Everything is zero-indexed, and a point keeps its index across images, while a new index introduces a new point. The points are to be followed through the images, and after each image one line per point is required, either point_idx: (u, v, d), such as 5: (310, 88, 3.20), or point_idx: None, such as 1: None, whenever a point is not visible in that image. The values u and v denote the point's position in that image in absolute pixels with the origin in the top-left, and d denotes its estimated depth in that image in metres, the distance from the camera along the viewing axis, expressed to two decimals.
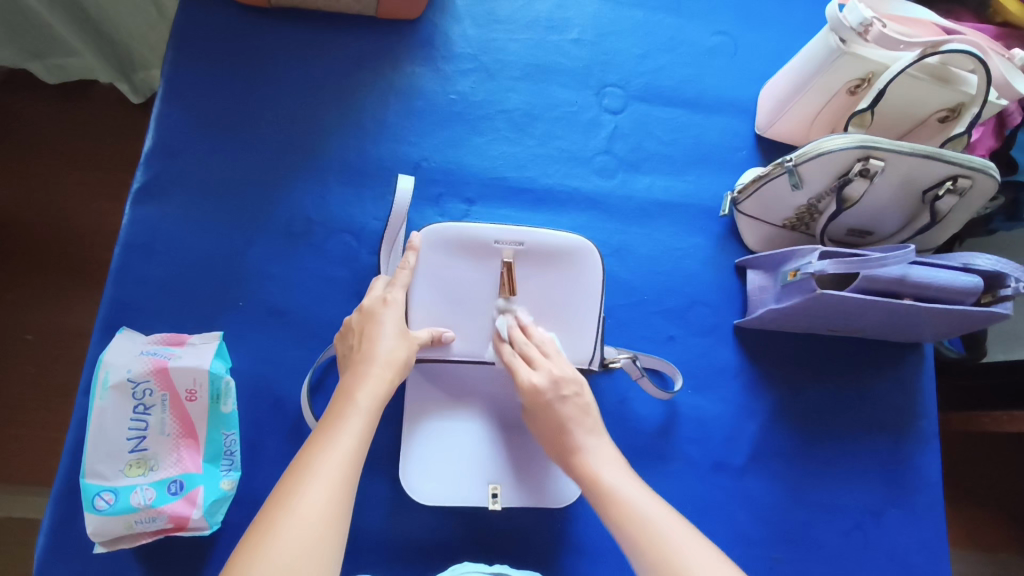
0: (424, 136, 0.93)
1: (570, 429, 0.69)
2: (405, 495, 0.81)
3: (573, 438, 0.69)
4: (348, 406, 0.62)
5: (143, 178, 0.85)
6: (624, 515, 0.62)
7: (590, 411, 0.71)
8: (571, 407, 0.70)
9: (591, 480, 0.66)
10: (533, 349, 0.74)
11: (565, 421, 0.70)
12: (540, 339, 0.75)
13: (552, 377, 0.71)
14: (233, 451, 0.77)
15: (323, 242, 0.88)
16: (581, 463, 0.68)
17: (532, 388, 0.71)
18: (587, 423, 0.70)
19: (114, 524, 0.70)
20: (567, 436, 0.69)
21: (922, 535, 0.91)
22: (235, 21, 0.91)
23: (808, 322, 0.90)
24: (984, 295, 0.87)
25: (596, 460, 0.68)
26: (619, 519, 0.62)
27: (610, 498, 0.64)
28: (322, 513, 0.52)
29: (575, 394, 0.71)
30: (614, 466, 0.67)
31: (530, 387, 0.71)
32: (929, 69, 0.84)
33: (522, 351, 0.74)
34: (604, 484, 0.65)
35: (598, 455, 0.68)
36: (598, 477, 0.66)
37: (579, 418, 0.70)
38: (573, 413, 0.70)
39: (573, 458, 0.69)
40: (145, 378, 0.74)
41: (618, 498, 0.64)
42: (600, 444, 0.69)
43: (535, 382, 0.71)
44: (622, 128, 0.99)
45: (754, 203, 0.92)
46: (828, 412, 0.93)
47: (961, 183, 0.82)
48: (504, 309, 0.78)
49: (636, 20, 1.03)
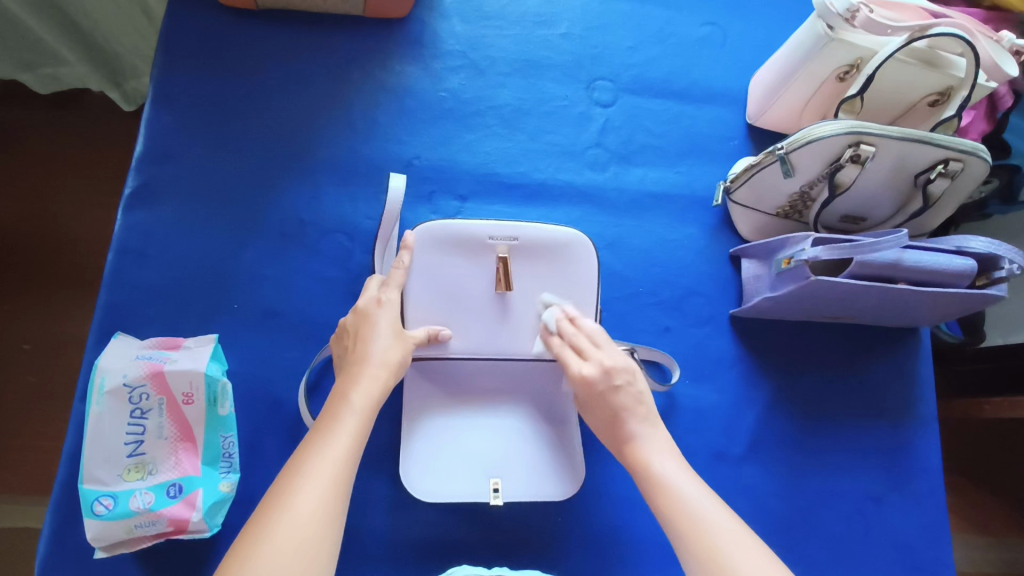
0: (416, 134, 0.93)
1: (624, 418, 0.67)
2: (405, 492, 0.81)
3: (626, 427, 0.67)
4: (342, 406, 0.62)
5: (135, 183, 0.85)
6: (679, 514, 0.60)
7: (644, 399, 0.69)
8: (624, 397, 0.68)
9: (643, 470, 0.65)
10: (584, 340, 0.72)
11: (619, 410, 0.68)
12: (589, 330, 0.73)
13: (604, 368, 0.69)
14: (231, 453, 0.77)
15: (316, 243, 0.88)
16: (635, 451, 0.66)
17: (583, 378, 0.69)
18: (640, 413, 0.68)
19: (113, 529, 0.70)
20: (619, 424, 0.67)
21: (924, 520, 0.91)
22: (223, 24, 0.91)
23: (803, 310, 0.90)
24: (979, 278, 0.86)
25: (652, 451, 0.66)
26: (673, 511, 0.61)
27: (664, 491, 0.62)
28: (316, 513, 0.52)
29: (627, 383, 0.69)
30: (669, 457, 0.65)
31: (581, 379, 0.69)
32: (917, 54, 0.84)
33: (572, 342, 0.73)
34: (658, 473, 0.64)
35: (653, 444, 0.66)
36: (652, 465, 0.64)
37: (632, 408, 0.68)
38: (626, 403, 0.68)
39: (625, 443, 0.67)
40: (141, 382, 0.74)
41: (672, 492, 0.62)
42: (657, 432, 0.67)
43: (586, 373, 0.69)
44: (613, 121, 0.99)
45: (747, 192, 0.92)
46: (826, 400, 0.93)
47: (953, 166, 0.82)
48: (548, 304, 0.79)
49: (624, 13, 1.03)
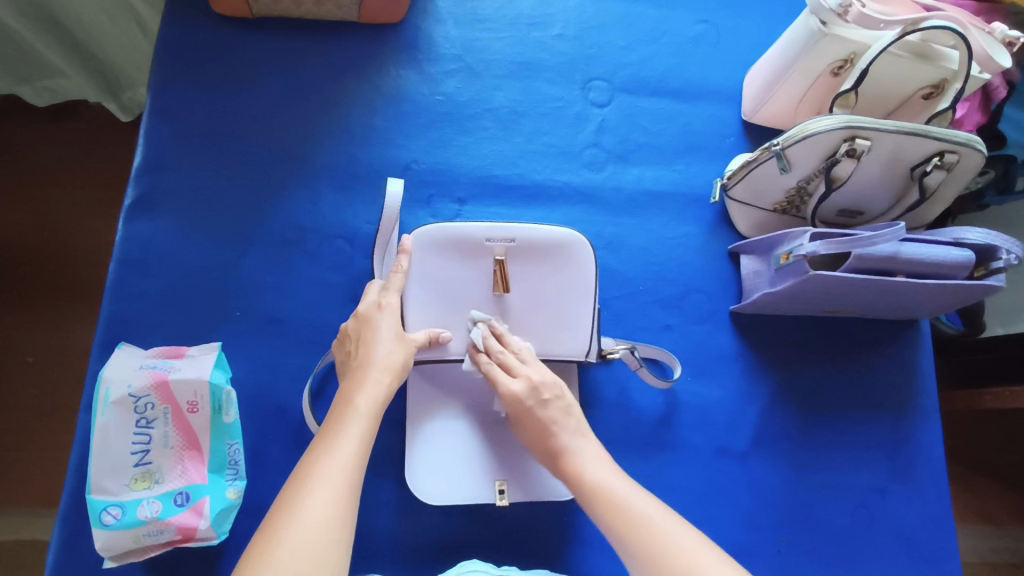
0: (414, 138, 0.93)
1: (555, 431, 0.71)
2: (412, 496, 0.81)
3: (558, 440, 0.71)
4: (347, 411, 0.63)
5: (135, 193, 0.85)
6: (612, 514, 0.63)
7: (572, 412, 0.74)
8: (552, 411, 0.72)
9: (576, 477, 0.68)
10: (511, 358, 0.76)
11: (549, 424, 0.72)
12: (517, 346, 0.77)
13: (532, 383, 0.73)
14: (237, 460, 0.77)
15: (317, 249, 0.88)
16: (570, 462, 0.70)
17: (513, 396, 0.73)
18: (570, 425, 0.72)
19: (121, 539, 0.70)
20: (551, 438, 0.71)
21: (927, 511, 0.91)
22: (218, 33, 0.92)
23: (803, 305, 0.90)
24: (977, 268, 0.87)
25: (586, 460, 0.69)
26: (605, 510, 0.64)
27: (595, 493, 0.66)
28: (328, 518, 0.52)
29: (556, 397, 0.73)
30: (600, 464, 0.69)
31: (513, 396, 0.73)
32: (911, 47, 0.84)
33: (500, 359, 0.75)
34: (588, 480, 0.67)
35: (586, 453, 0.70)
36: (584, 473, 0.68)
37: (562, 420, 0.72)
38: (556, 416, 0.72)
39: (561, 460, 0.70)
40: (146, 392, 0.75)
41: (604, 492, 0.66)
42: (586, 442, 0.72)
43: (516, 390, 0.73)
44: (610, 121, 0.99)
45: (744, 188, 0.93)
46: (828, 393, 0.94)
47: (947, 159, 0.82)
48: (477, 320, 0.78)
49: (618, 13, 1.03)
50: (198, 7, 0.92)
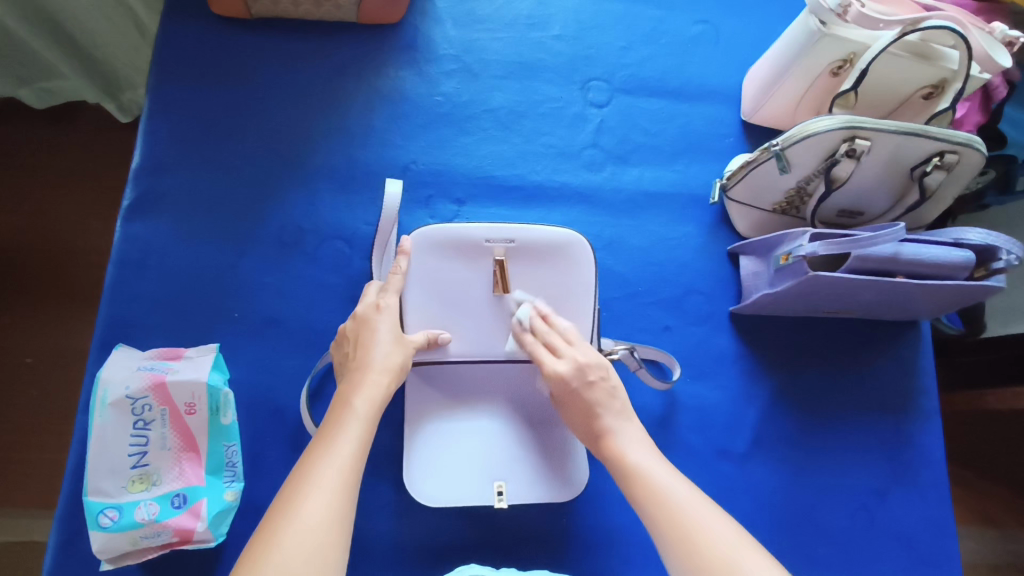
0: (413, 139, 0.93)
1: (599, 413, 0.69)
2: (410, 498, 0.81)
3: (602, 421, 0.69)
4: (345, 412, 0.62)
5: (133, 194, 0.85)
6: (652, 501, 0.62)
7: (618, 394, 0.71)
8: (598, 393, 0.70)
9: (619, 459, 0.66)
10: (556, 338, 0.74)
11: (593, 405, 0.70)
12: (563, 327, 0.75)
13: (577, 364, 0.71)
14: (234, 462, 0.77)
15: (315, 250, 0.88)
16: (611, 445, 0.68)
17: (557, 375, 0.71)
18: (615, 407, 0.70)
19: (118, 541, 0.70)
20: (595, 419, 0.69)
21: (928, 512, 0.91)
22: (217, 34, 0.92)
23: (803, 306, 0.90)
24: (977, 269, 0.87)
25: (629, 445, 0.67)
26: (646, 495, 0.62)
27: (637, 476, 0.64)
28: (326, 519, 0.52)
29: (602, 379, 0.71)
30: (644, 449, 0.67)
31: (556, 376, 0.71)
32: (911, 47, 0.84)
33: (546, 339, 0.74)
34: (631, 463, 0.65)
35: (627, 437, 0.68)
36: (626, 456, 0.66)
37: (607, 402, 0.70)
38: (600, 399, 0.70)
39: (603, 440, 0.69)
40: (143, 394, 0.75)
41: (646, 477, 0.64)
42: (629, 426, 0.69)
43: (560, 370, 0.71)
44: (609, 121, 0.99)
45: (743, 189, 0.92)
46: (828, 394, 0.93)
47: (948, 159, 0.82)
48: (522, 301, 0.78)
49: (617, 13, 1.03)
50: (196, 8, 0.92)
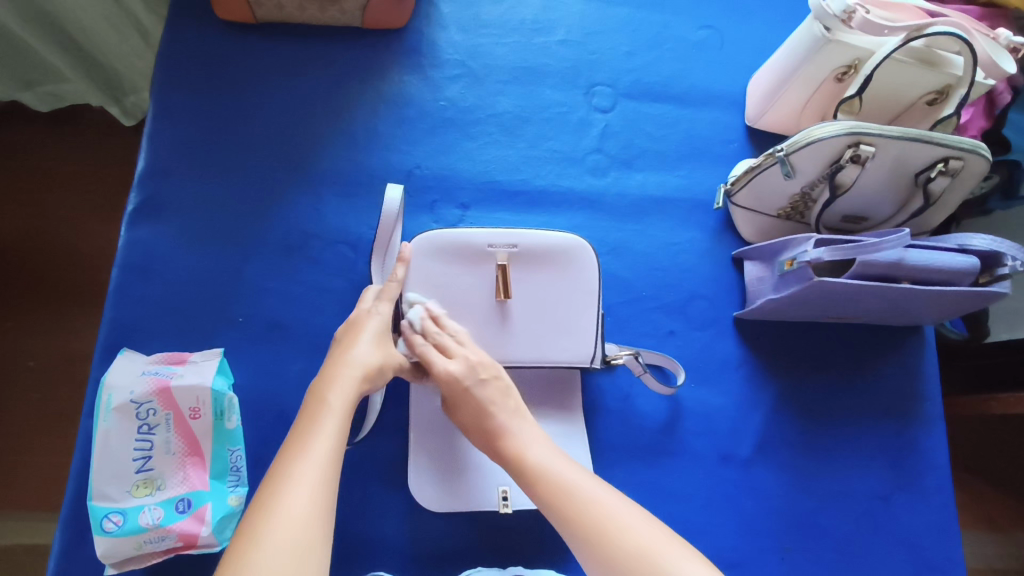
0: (417, 144, 0.93)
1: (492, 411, 0.70)
2: (415, 503, 0.81)
3: (496, 420, 0.70)
4: (320, 407, 0.62)
5: (137, 199, 0.85)
6: (552, 493, 0.64)
7: (510, 391, 0.72)
8: (490, 390, 0.71)
9: (519, 459, 0.68)
10: (447, 339, 0.73)
11: (487, 404, 0.70)
12: (454, 329, 0.75)
13: (469, 363, 0.72)
14: (239, 467, 0.77)
15: (320, 254, 0.88)
16: (511, 444, 0.69)
17: (450, 375, 0.70)
18: (508, 405, 0.71)
19: (123, 546, 0.70)
20: (488, 418, 0.70)
21: (932, 518, 0.91)
22: (223, 39, 0.92)
23: (807, 311, 0.90)
24: (982, 275, 0.86)
25: (528, 441, 0.69)
26: (545, 490, 0.65)
27: (538, 474, 0.66)
28: (306, 517, 0.52)
29: (493, 377, 0.72)
30: (541, 444, 0.69)
31: (447, 376, 0.70)
32: (915, 53, 0.84)
33: (436, 340, 0.73)
34: (530, 462, 0.67)
35: (526, 435, 0.70)
36: (526, 455, 0.68)
37: (501, 400, 0.71)
38: (493, 396, 0.71)
39: (501, 441, 0.69)
40: (148, 398, 0.75)
41: (545, 471, 0.66)
42: (524, 425, 0.71)
43: (452, 369, 0.71)
44: (612, 126, 0.99)
45: (748, 195, 0.92)
46: (832, 400, 0.93)
47: (952, 164, 0.82)
48: (414, 302, 0.76)
49: (622, 18, 1.03)
50: (203, 13, 0.92)
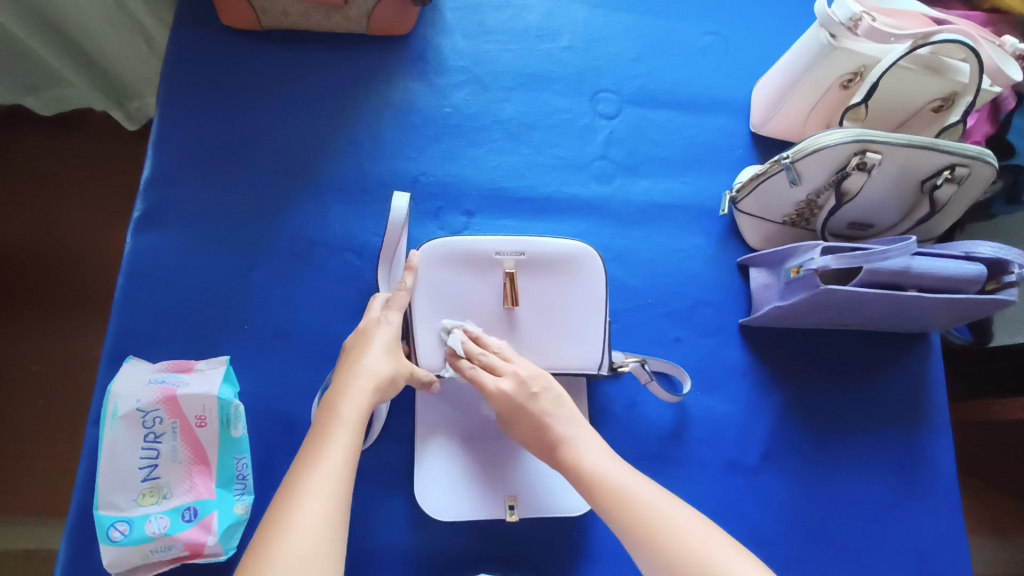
0: (422, 151, 0.93)
1: (548, 423, 0.70)
2: (421, 512, 0.81)
3: (554, 432, 0.70)
4: (332, 420, 0.62)
5: (143, 206, 0.85)
6: (611, 500, 0.64)
7: (564, 401, 0.72)
8: (544, 403, 0.71)
9: (576, 467, 0.67)
10: (493, 357, 0.74)
11: (543, 417, 0.70)
12: (496, 345, 0.75)
13: (519, 379, 0.71)
14: (245, 475, 0.77)
15: (325, 261, 0.88)
16: (568, 453, 0.69)
17: (502, 394, 0.71)
18: (563, 415, 0.71)
19: (129, 555, 0.70)
20: (546, 431, 0.70)
21: (939, 525, 0.91)
22: (228, 46, 0.92)
23: (813, 318, 0.90)
24: (988, 282, 0.86)
25: (585, 449, 0.69)
26: (606, 497, 0.64)
27: (597, 481, 0.66)
28: (318, 532, 0.52)
29: (545, 389, 0.71)
30: (599, 453, 0.69)
31: (500, 394, 0.71)
32: (921, 60, 0.84)
33: (482, 360, 0.73)
34: (588, 469, 0.67)
35: (582, 442, 0.69)
36: (583, 463, 0.68)
37: (556, 412, 0.70)
38: (548, 407, 0.71)
39: (562, 450, 0.69)
40: (154, 407, 0.74)
41: (605, 478, 0.66)
42: (583, 433, 0.70)
43: (503, 387, 0.71)
44: (617, 133, 0.99)
45: (753, 201, 0.92)
46: (838, 407, 0.93)
47: (959, 172, 0.82)
48: (451, 328, 0.77)
49: (626, 25, 1.03)
50: (208, 20, 0.92)
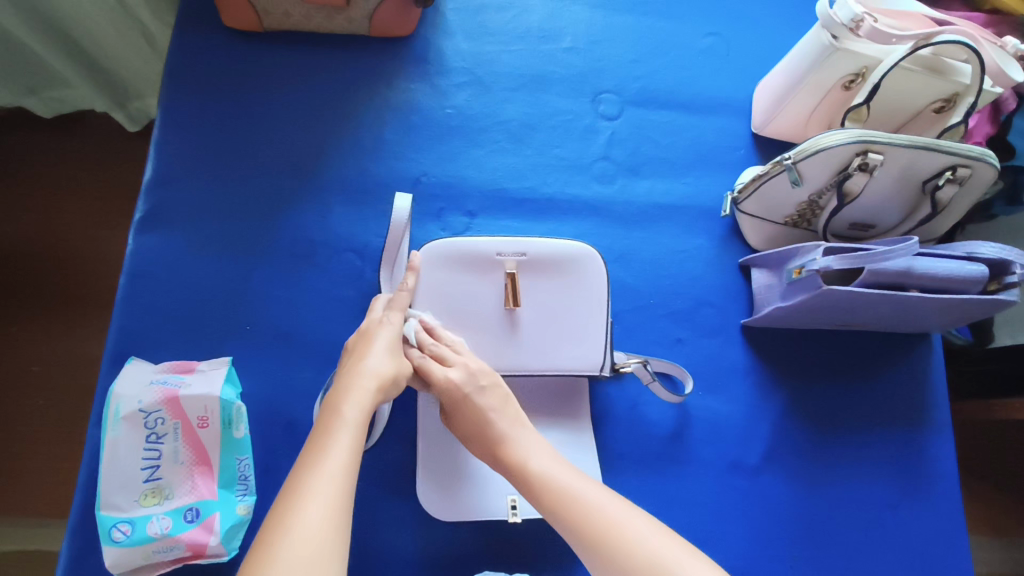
0: (424, 152, 0.93)
1: (492, 418, 0.71)
2: (423, 512, 0.80)
3: (496, 429, 0.70)
4: (335, 421, 0.62)
5: (144, 207, 0.85)
6: (556, 502, 0.64)
7: (509, 398, 0.73)
8: (490, 397, 0.72)
9: (521, 470, 0.68)
10: (445, 349, 0.74)
11: (486, 411, 0.71)
12: (450, 338, 0.76)
13: (469, 370, 0.72)
14: (247, 475, 0.77)
15: (327, 262, 0.88)
16: (511, 453, 0.69)
17: (450, 383, 0.71)
18: (507, 412, 0.72)
19: (131, 556, 0.70)
20: (489, 427, 0.71)
21: (940, 526, 0.91)
22: (230, 47, 0.92)
23: (815, 319, 0.90)
24: (990, 283, 0.86)
25: (531, 451, 0.69)
26: (551, 501, 0.65)
27: (541, 484, 0.66)
28: (321, 534, 0.52)
29: (492, 384, 0.73)
30: (542, 454, 0.69)
31: (448, 384, 0.71)
32: (923, 61, 0.84)
33: (434, 351, 0.74)
34: (534, 472, 0.67)
35: (527, 443, 0.70)
36: (529, 465, 0.68)
37: (501, 408, 0.72)
38: (493, 402, 0.72)
39: (505, 449, 0.70)
40: (156, 408, 0.74)
41: (548, 482, 0.66)
42: (525, 433, 0.71)
43: (452, 377, 0.71)
44: (619, 134, 0.99)
45: (755, 202, 0.93)
46: (840, 408, 0.93)
47: (960, 172, 0.82)
48: (411, 316, 0.76)
49: (628, 26, 1.03)
50: (210, 21, 0.93)
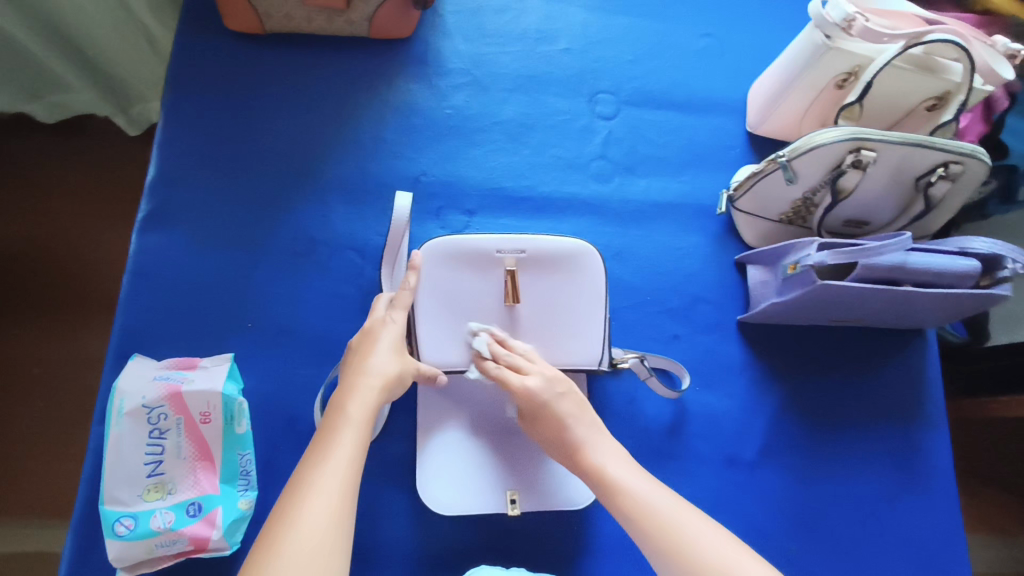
0: (422, 151, 0.94)
1: (570, 424, 0.72)
2: (423, 507, 0.81)
3: (575, 434, 0.72)
4: (339, 418, 0.63)
5: (148, 206, 0.86)
6: (632, 507, 0.66)
7: (586, 404, 0.75)
8: (569, 403, 0.73)
9: (598, 473, 0.70)
10: (518, 358, 0.76)
11: (566, 418, 0.73)
12: (522, 348, 0.77)
13: (545, 378, 0.74)
14: (249, 471, 0.77)
15: (327, 260, 0.89)
16: (588, 459, 0.71)
17: (528, 392, 0.73)
18: (585, 418, 0.73)
19: (134, 549, 0.71)
20: (568, 432, 0.72)
21: (937, 520, 0.92)
22: (231, 49, 0.93)
23: (810, 315, 0.91)
24: (983, 278, 0.87)
25: (606, 457, 0.71)
26: (627, 506, 0.66)
27: (618, 491, 0.68)
28: (326, 528, 0.53)
29: (569, 390, 0.74)
30: (619, 460, 0.71)
31: (527, 393, 0.73)
32: (914, 60, 0.85)
33: (509, 361, 0.75)
34: (611, 478, 0.69)
35: (602, 448, 0.72)
36: (605, 470, 0.70)
37: (578, 414, 0.73)
38: (571, 409, 0.73)
39: (584, 454, 0.71)
40: (159, 403, 0.75)
41: (625, 489, 0.67)
42: (601, 438, 0.73)
43: (530, 385, 0.73)
44: (615, 134, 1.00)
45: (750, 200, 0.94)
46: (836, 403, 0.94)
47: (953, 169, 0.83)
48: (477, 331, 0.78)
49: (623, 27, 1.05)
50: (211, 23, 0.94)
